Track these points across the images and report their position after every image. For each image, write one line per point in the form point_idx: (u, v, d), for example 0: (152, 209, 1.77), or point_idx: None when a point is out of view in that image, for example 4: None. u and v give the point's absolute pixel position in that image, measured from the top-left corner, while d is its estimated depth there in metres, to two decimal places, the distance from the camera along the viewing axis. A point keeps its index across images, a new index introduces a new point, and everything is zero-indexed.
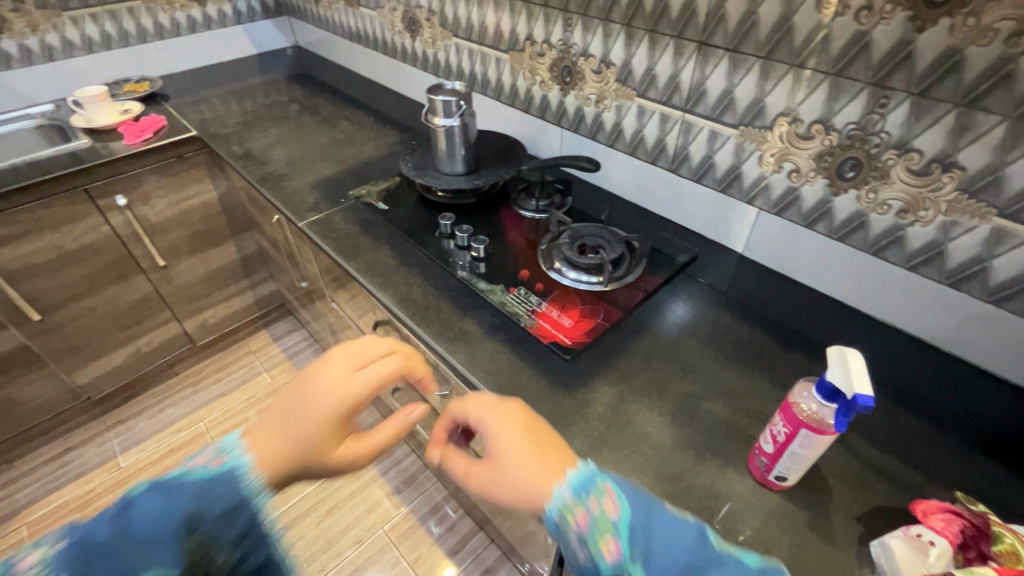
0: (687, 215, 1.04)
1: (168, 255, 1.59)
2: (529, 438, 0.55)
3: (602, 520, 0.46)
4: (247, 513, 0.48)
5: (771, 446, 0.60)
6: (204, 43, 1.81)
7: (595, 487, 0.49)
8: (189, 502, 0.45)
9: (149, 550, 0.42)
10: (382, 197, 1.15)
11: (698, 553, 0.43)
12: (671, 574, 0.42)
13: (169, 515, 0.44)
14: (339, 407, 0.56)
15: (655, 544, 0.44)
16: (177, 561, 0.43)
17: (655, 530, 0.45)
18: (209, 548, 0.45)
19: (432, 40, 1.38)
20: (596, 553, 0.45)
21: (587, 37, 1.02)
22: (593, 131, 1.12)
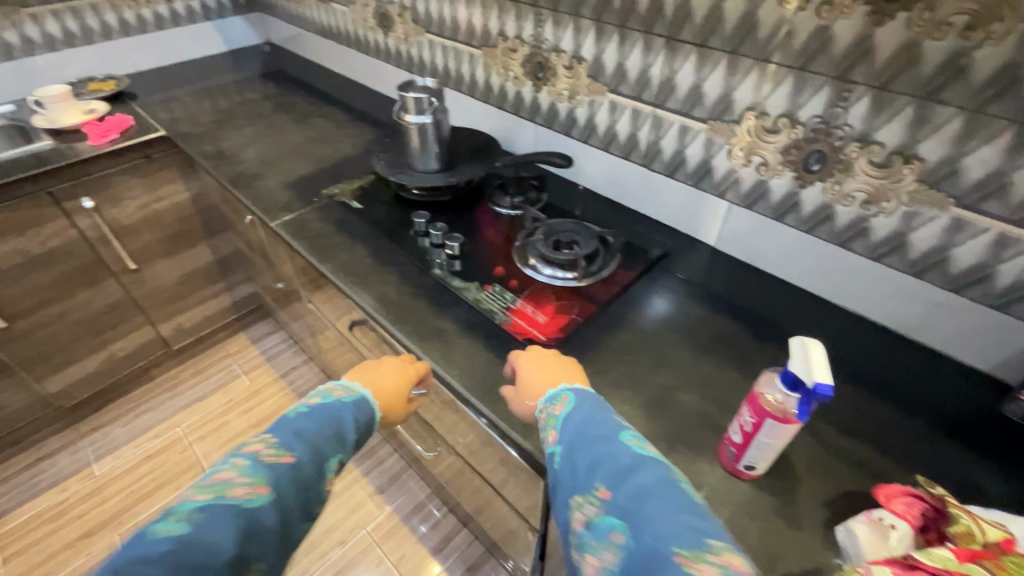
0: (661, 209, 1.04)
1: (140, 258, 1.55)
2: (542, 365, 0.72)
3: (549, 417, 0.62)
4: (372, 427, 0.70)
5: (739, 436, 0.61)
6: (172, 40, 1.77)
7: (558, 398, 0.64)
8: (349, 412, 0.66)
9: (339, 438, 0.63)
10: (357, 195, 1.14)
11: (595, 439, 0.56)
12: (575, 451, 0.56)
13: (344, 409, 0.66)
14: (410, 375, 0.78)
15: (572, 431, 0.58)
16: (351, 449, 0.64)
17: (576, 422, 0.59)
18: (359, 445, 0.66)
19: (405, 36, 1.37)
20: (546, 439, 0.62)
21: (558, 32, 1.01)
22: (567, 127, 1.12)
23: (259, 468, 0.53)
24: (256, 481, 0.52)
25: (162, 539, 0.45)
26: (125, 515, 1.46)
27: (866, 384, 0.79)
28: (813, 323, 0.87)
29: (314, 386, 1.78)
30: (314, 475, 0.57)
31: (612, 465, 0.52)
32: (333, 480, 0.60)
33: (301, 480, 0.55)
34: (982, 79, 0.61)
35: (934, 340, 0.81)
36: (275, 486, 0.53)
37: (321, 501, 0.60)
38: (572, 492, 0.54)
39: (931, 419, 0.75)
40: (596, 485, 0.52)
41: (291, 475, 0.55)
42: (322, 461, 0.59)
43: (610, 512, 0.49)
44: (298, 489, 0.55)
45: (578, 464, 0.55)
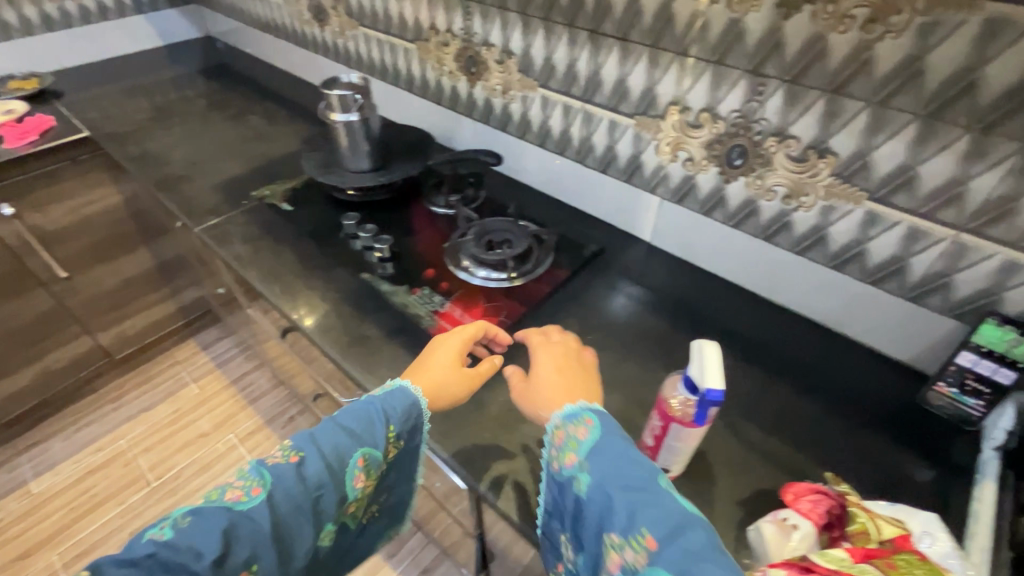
0: (597, 206, 1.03)
1: (72, 265, 1.48)
2: (565, 370, 0.62)
3: (570, 440, 0.54)
4: (415, 418, 0.65)
5: (651, 440, 0.60)
6: (102, 35, 1.68)
7: (579, 417, 0.56)
8: (379, 406, 0.62)
9: (360, 434, 0.60)
10: (288, 196, 1.10)
11: (635, 479, 0.49)
12: (609, 487, 0.49)
13: (371, 406, 0.62)
14: (459, 344, 0.70)
15: (602, 463, 0.51)
16: (379, 445, 0.61)
17: (607, 453, 0.51)
18: (392, 440, 0.62)
19: (340, 29, 1.32)
20: (563, 462, 0.54)
21: (487, 25, 0.99)
22: (503, 123, 1.09)
23: (259, 470, 0.55)
24: (252, 484, 0.54)
25: (150, 541, 0.48)
26: (64, 534, 1.41)
27: (792, 379, 0.79)
28: (743, 318, 0.87)
29: (266, 392, 1.73)
30: (323, 475, 0.56)
31: (655, 512, 0.46)
32: (354, 480, 0.59)
33: (306, 482, 0.55)
34: (885, 72, 0.61)
35: (858, 332, 0.81)
36: (270, 487, 0.54)
37: (346, 502, 0.59)
38: (607, 534, 0.48)
39: (856, 412, 0.75)
40: (639, 533, 0.45)
41: (292, 476, 0.55)
42: (336, 461, 0.58)
43: (661, 570, 0.43)
44: (299, 490, 0.55)
45: (615, 506, 0.48)
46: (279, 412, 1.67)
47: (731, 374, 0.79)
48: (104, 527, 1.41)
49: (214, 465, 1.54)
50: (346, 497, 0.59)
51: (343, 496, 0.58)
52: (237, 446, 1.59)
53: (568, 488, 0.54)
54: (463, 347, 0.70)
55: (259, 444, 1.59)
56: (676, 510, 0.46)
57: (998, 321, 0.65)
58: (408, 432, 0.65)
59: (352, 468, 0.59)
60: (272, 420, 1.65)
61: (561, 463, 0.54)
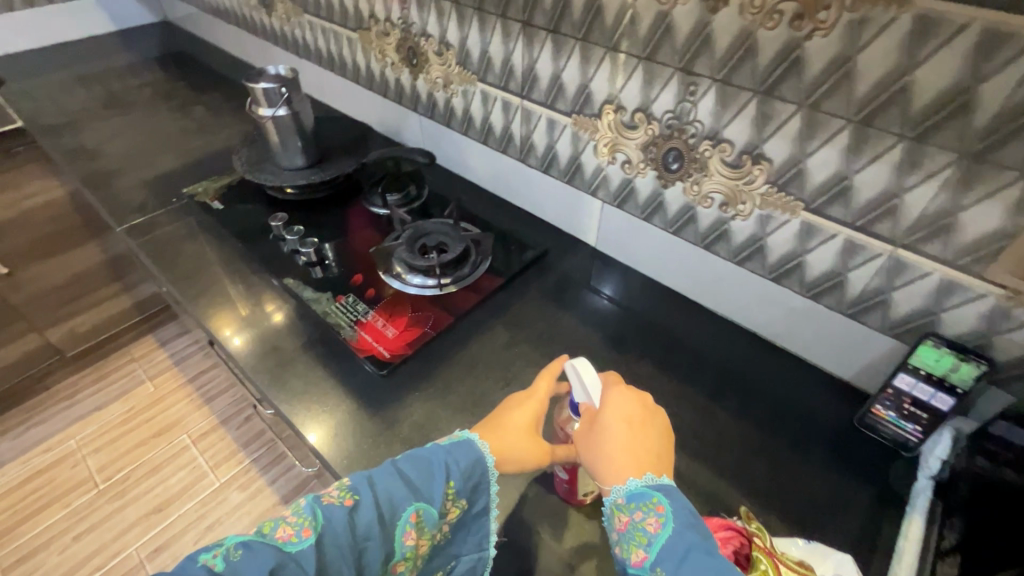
0: (542, 207, 0.98)
1: (13, 261, 1.43)
2: (639, 428, 0.55)
3: (639, 532, 0.47)
4: (479, 476, 0.55)
5: (567, 473, 0.62)
6: (48, 20, 1.61)
7: (648, 502, 0.49)
8: (442, 456, 0.54)
9: (418, 487, 0.51)
10: (219, 194, 1.05)
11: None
12: None
13: (434, 455, 0.54)
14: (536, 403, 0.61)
15: (678, 572, 0.42)
16: (437, 500, 0.51)
17: (688, 559, 0.43)
18: (452, 498, 0.53)
19: (286, 16, 1.26)
20: (628, 558, 0.46)
21: (423, 15, 0.93)
22: (446, 118, 1.04)
23: (314, 509, 0.48)
24: (304, 525, 0.47)
25: (201, 569, 0.42)
26: (6, 537, 1.37)
27: (726, 397, 0.75)
28: (683, 329, 0.83)
29: (222, 391, 1.69)
30: (373, 526, 0.48)
31: None
32: (410, 541, 0.49)
33: (357, 531, 0.47)
34: (815, 73, 0.56)
35: (799, 347, 0.77)
36: (320, 530, 0.46)
37: (397, 564, 0.50)
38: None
39: (789, 431, 0.71)
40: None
41: (343, 519, 0.47)
42: (393, 512, 0.49)
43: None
44: (345, 538, 0.47)
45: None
46: (235, 412, 1.63)
47: (662, 391, 0.75)
48: (48, 531, 1.38)
49: (165, 467, 1.50)
50: (394, 555, 0.49)
51: (389, 554, 0.49)
52: (190, 447, 1.55)
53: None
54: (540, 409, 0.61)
55: (212, 445, 1.55)
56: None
57: (936, 343, 0.61)
58: (471, 491, 0.55)
59: (404, 523, 0.49)
60: (227, 421, 1.61)
61: (625, 557, 0.47)
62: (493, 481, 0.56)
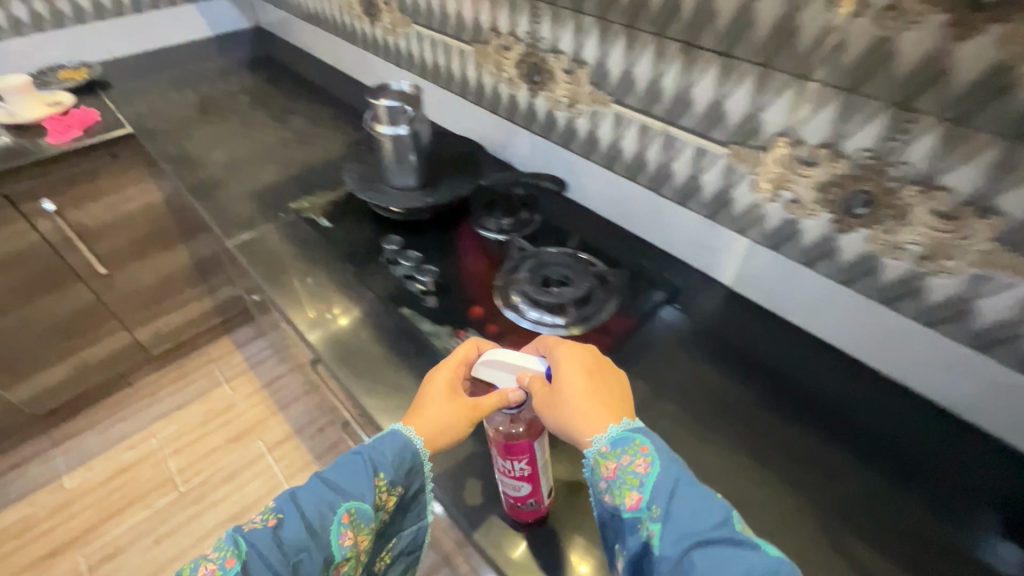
0: (670, 241, 0.90)
1: (111, 261, 1.45)
2: (595, 378, 0.58)
3: (632, 477, 0.49)
4: (412, 462, 0.60)
5: (525, 486, 0.59)
6: (152, 25, 1.65)
7: (633, 446, 0.51)
8: (365, 455, 0.58)
9: (346, 488, 0.56)
10: (327, 211, 1.02)
11: (711, 531, 0.44)
12: (692, 533, 0.44)
13: (358, 455, 0.58)
14: (448, 371, 0.65)
15: (674, 509, 0.46)
16: (367, 496, 0.56)
17: (680, 496, 0.47)
18: (384, 491, 0.58)
19: (392, 27, 1.22)
20: (621, 501, 0.49)
21: (557, 30, 0.86)
22: (565, 139, 0.97)
23: (235, 540, 0.52)
24: (227, 556, 0.50)
25: None
26: (92, 533, 1.39)
27: (908, 477, 0.65)
28: (843, 390, 0.74)
29: (297, 399, 1.68)
30: (302, 539, 0.52)
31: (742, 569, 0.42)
32: (346, 539, 0.54)
33: (284, 547, 0.51)
34: None
35: (993, 424, 0.67)
36: (245, 557, 0.50)
37: (341, 564, 0.54)
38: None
39: (991, 523, 0.61)
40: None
41: (268, 541, 0.51)
42: (325, 515, 0.54)
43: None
44: (274, 557, 0.50)
45: (697, 564, 0.43)
46: (308, 422, 1.62)
47: (831, 467, 0.66)
48: (131, 530, 1.40)
49: (241, 474, 1.50)
50: (335, 559, 0.54)
51: (329, 558, 0.53)
52: (265, 455, 1.54)
53: (626, 529, 0.48)
54: (454, 377, 0.64)
55: (286, 455, 1.54)
56: (765, 566, 0.42)
57: None
58: (404, 478, 0.60)
59: (337, 526, 0.54)
60: (301, 430, 1.60)
61: (618, 502, 0.49)
62: (426, 461, 0.62)
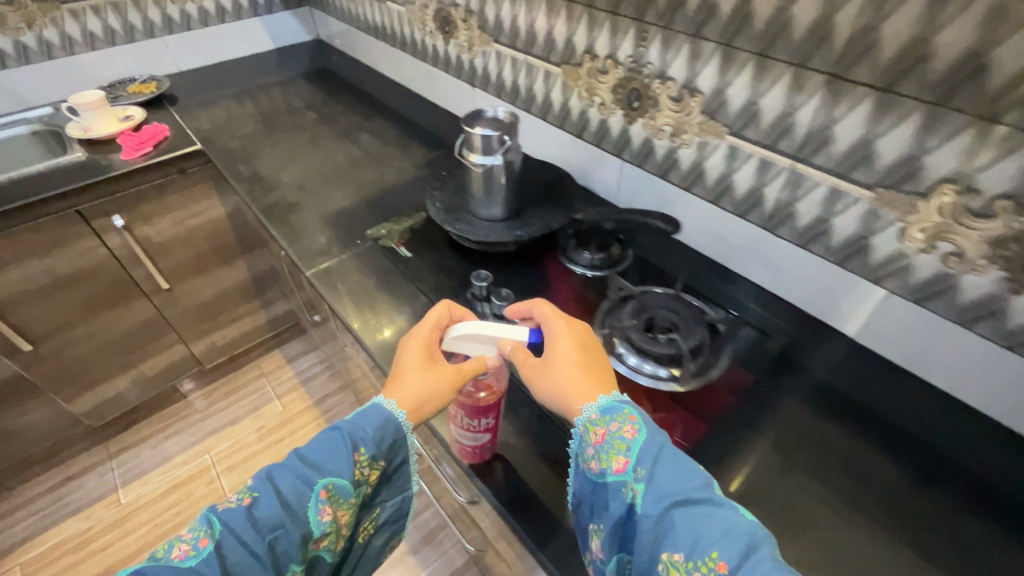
0: (783, 284, 0.82)
1: (173, 276, 1.44)
2: (581, 350, 0.64)
3: (618, 443, 0.54)
4: (393, 435, 0.62)
5: (488, 435, 0.69)
6: (217, 38, 1.65)
7: (620, 414, 0.56)
8: (345, 432, 0.60)
9: (325, 465, 0.57)
10: (405, 239, 0.97)
11: (691, 492, 0.49)
12: (672, 491, 0.49)
13: (337, 432, 0.60)
14: (423, 338, 0.69)
15: (656, 470, 0.51)
16: (346, 472, 0.57)
17: (662, 459, 0.51)
18: (365, 465, 0.60)
19: (468, 44, 1.17)
20: (609, 465, 0.53)
21: (666, 55, 0.80)
22: (664, 169, 0.90)
23: (209, 519, 0.52)
24: (200, 536, 0.51)
25: None
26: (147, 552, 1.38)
27: None
28: (998, 467, 0.65)
29: None
30: (279, 516, 0.53)
31: (718, 526, 0.46)
32: (328, 511, 0.56)
33: (261, 521, 0.52)
34: None
35: None
36: (219, 537, 0.51)
37: (322, 536, 0.56)
38: (666, 551, 0.46)
39: None
40: (707, 555, 0.44)
41: (244, 520, 0.52)
42: (305, 490, 0.55)
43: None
44: (252, 534, 0.51)
45: (674, 521, 0.47)
46: None
47: (997, 562, 0.57)
48: None
49: None
50: (314, 533, 0.55)
51: (308, 533, 0.55)
52: None
53: (612, 494, 0.53)
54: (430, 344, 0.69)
55: None
56: (743, 525, 0.46)
57: None
58: (385, 452, 0.62)
59: (316, 502, 0.55)
60: None
61: (606, 465, 0.54)
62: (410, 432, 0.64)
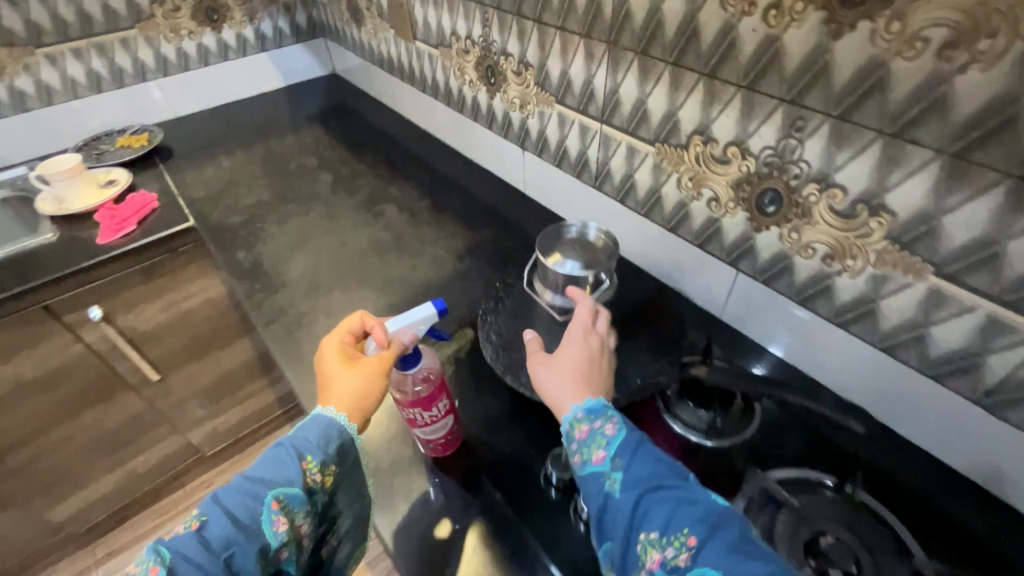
0: (998, 478, 0.57)
1: (165, 365, 1.22)
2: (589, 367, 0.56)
3: (597, 435, 0.49)
4: (342, 440, 0.55)
5: (444, 427, 0.63)
6: (217, 78, 1.44)
7: (602, 410, 0.52)
8: (287, 442, 0.53)
9: (271, 477, 0.50)
10: (450, 376, 0.74)
11: (665, 478, 0.45)
12: (649, 477, 0.45)
13: (280, 446, 0.53)
14: (335, 344, 0.60)
15: (633, 460, 0.46)
16: (296, 480, 0.51)
17: (640, 451, 0.47)
18: (316, 473, 0.53)
19: (520, 101, 0.94)
20: (586, 458, 0.49)
21: (834, 155, 0.55)
22: (806, 294, 0.66)
23: (157, 547, 0.45)
24: (150, 566, 0.43)
25: None
26: None
27: None
28: None
29: None
30: (230, 533, 0.46)
31: (693, 512, 0.42)
32: (286, 518, 0.49)
33: (212, 544, 0.45)
34: None
35: None
36: (170, 562, 0.44)
37: (282, 547, 0.49)
38: (643, 532, 0.43)
39: None
40: (680, 533, 0.41)
41: (195, 546, 0.45)
42: (256, 505, 0.48)
43: (707, 565, 0.39)
44: (201, 557, 0.45)
45: (650, 507, 0.43)
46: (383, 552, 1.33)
47: None
48: None
49: None
50: (272, 548, 0.48)
51: (266, 547, 0.48)
52: None
53: (589, 488, 0.48)
54: (345, 345, 0.60)
55: None
56: (716, 505, 0.43)
57: None
58: (337, 458, 0.55)
59: (268, 513, 0.48)
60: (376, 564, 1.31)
61: (584, 459, 0.49)
62: (357, 436, 0.56)
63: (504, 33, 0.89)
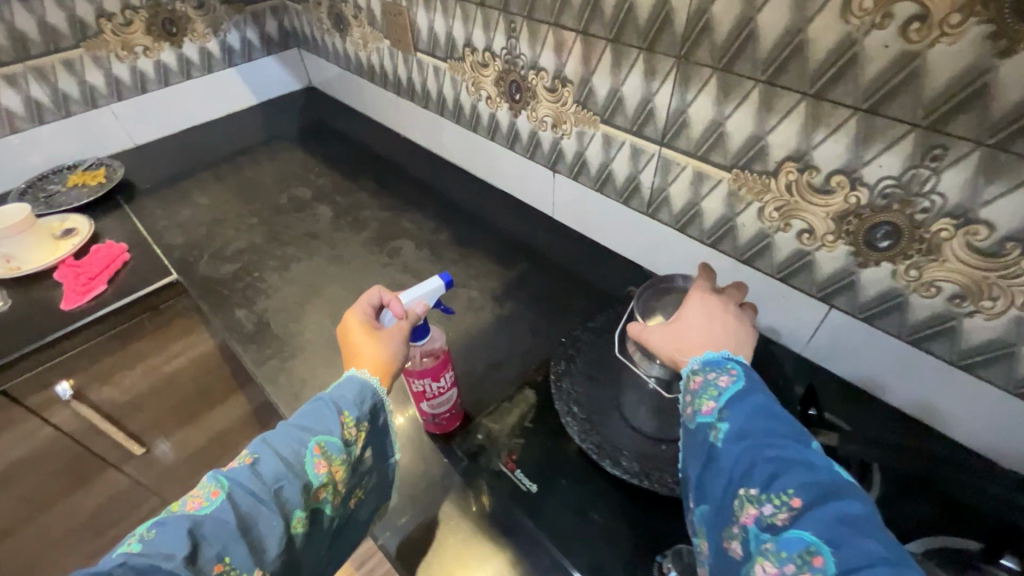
0: None
1: (150, 435, 1.07)
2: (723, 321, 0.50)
3: (709, 385, 0.43)
4: (377, 403, 0.49)
5: (446, 402, 0.62)
6: (180, 98, 1.27)
7: (723, 363, 0.45)
8: (325, 394, 0.48)
9: (312, 425, 0.45)
10: (520, 453, 0.61)
11: (780, 437, 0.38)
12: (759, 433, 0.39)
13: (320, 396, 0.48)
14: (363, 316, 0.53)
15: (744, 415, 0.40)
16: (337, 429, 0.45)
17: (756, 408, 0.40)
18: (354, 429, 0.47)
19: (553, 120, 0.84)
20: (695, 408, 0.43)
21: (982, 187, 0.48)
22: (919, 335, 0.59)
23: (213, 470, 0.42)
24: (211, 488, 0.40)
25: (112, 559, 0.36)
26: None
27: None
28: None
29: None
30: (280, 466, 0.42)
31: (805, 477, 0.35)
32: (325, 463, 0.44)
33: (262, 476, 0.41)
34: None
35: None
36: (228, 486, 0.40)
37: (320, 490, 0.44)
38: (739, 485, 0.37)
39: None
40: (783, 491, 0.35)
41: (247, 478, 0.41)
42: (299, 446, 0.44)
43: (808, 532, 0.33)
44: (254, 487, 0.41)
45: (753, 461, 0.37)
46: None
47: None
48: None
49: None
50: (313, 487, 0.44)
51: (308, 487, 0.43)
52: None
53: (693, 439, 0.42)
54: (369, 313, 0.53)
55: None
56: (836, 478, 0.35)
57: None
58: (373, 417, 0.49)
59: (310, 455, 0.44)
60: None
61: (693, 410, 0.43)
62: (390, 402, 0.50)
63: (536, 46, 0.78)
